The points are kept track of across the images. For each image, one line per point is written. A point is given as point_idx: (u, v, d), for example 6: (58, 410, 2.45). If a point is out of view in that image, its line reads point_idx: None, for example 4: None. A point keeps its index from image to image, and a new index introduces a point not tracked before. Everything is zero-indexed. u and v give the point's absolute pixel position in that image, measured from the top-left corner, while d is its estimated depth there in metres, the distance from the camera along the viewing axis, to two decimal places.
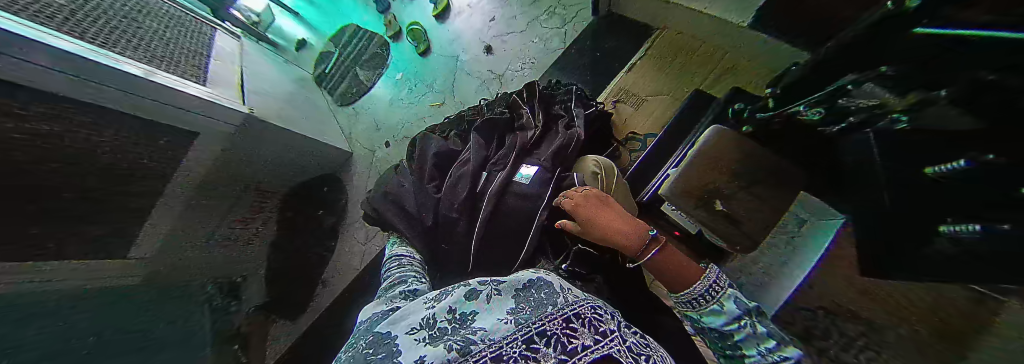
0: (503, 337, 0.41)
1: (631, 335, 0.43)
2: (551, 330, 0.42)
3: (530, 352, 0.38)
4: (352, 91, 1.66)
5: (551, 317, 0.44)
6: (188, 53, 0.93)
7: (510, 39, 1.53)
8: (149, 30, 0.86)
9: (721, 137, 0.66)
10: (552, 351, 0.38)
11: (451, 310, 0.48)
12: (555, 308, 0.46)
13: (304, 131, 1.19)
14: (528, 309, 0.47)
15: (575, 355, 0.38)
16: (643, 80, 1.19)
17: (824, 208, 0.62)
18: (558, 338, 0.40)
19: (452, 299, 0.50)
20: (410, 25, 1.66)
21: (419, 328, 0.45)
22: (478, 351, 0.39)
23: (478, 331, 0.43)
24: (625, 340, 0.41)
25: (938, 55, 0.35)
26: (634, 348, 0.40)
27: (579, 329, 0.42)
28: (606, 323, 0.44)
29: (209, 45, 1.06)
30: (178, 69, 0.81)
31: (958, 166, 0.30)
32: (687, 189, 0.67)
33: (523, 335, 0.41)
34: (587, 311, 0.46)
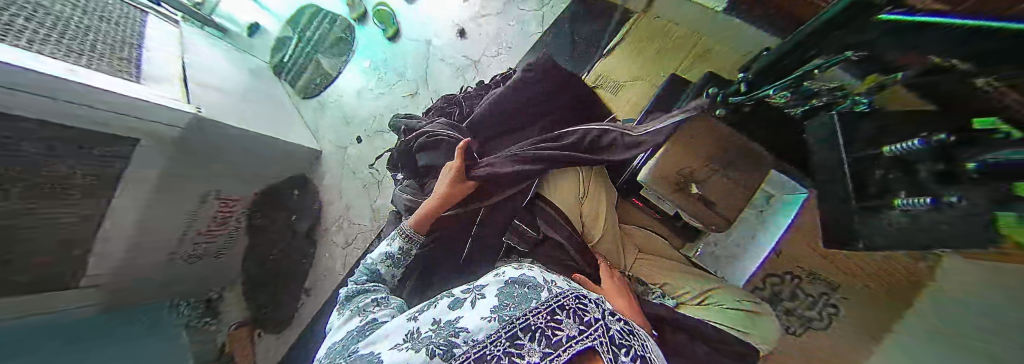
0: (487, 338, 0.37)
1: (616, 319, 0.38)
2: (535, 324, 0.36)
3: (514, 350, 0.34)
4: (317, 84, 1.56)
5: (534, 309, 0.38)
6: (116, 44, 0.85)
7: (485, 22, 1.40)
8: (58, 15, 0.76)
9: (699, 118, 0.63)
10: (537, 345, 0.34)
11: (435, 321, 0.42)
12: (540, 300, 0.40)
13: (259, 129, 1.11)
14: (511, 302, 0.41)
15: (561, 347, 0.33)
16: (620, 65, 1.10)
17: (786, 183, 0.70)
18: (539, 331, 0.35)
19: (435, 311, 0.44)
20: (376, 6, 1.53)
21: (403, 340, 0.41)
22: (461, 354, 0.36)
23: (461, 332, 0.39)
24: (609, 327, 0.36)
25: (956, 42, 0.32)
26: (618, 338, 0.34)
27: (563, 318, 0.36)
28: (591, 304, 0.39)
29: (141, 34, 0.97)
30: (104, 63, 0.74)
31: (913, 145, 0.37)
32: (663, 175, 0.65)
33: (505, 335, 0.36)
34: (574, 299, 0.39)
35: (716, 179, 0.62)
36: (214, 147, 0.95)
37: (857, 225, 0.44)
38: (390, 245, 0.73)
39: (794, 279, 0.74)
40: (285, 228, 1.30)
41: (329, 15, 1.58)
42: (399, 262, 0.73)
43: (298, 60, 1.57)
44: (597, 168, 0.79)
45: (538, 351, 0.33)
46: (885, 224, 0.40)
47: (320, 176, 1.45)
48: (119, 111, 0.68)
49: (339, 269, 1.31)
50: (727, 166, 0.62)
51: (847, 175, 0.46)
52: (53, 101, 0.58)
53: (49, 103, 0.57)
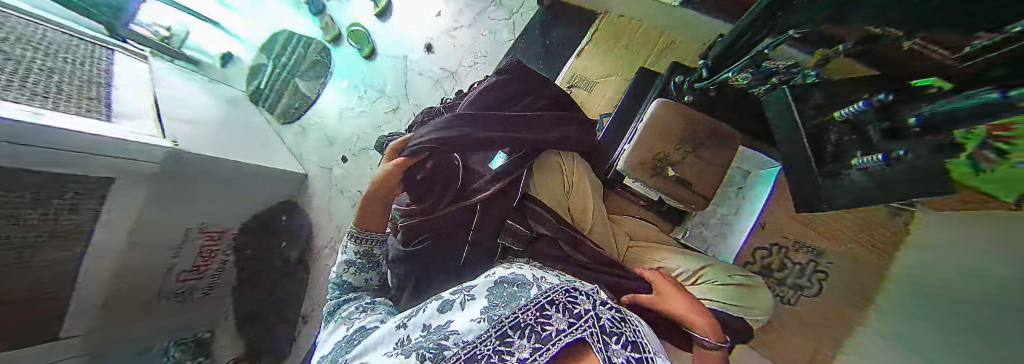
0: (475, 338, 0.36)
1: (607, 309, 0.38)
2: (524, 321, 0.36)
3: (503, 348, 0.33)
4: (296, 108, 1.55)
5: (524, 307, 0.39)
6: (83, 84, 0.83)
7: (459, 34, 1.43)
8: (20, 59, 0.75)
9: (665, 105, 0.66)
10: (527, 342, 0.33)
11: (426, 327, 0.42)
12: (529, 299, 0.41)
13: (242, 157, 1.10)
14: (501, 303, 0.42)
15: (550, 341, 0.32)
16: (594, 63, 1.12)
17: (759, 159, 0.78)
18: (528, 327, 0.35)
19: (424, 316, 0.45)
20: (351, 27, 1.54)
21: (396, 351, 0.40)
22: (452, 355, 0.35)
23: (452, 335, 0.39)
24: (599, 317, 0.36)
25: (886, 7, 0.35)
26: (608, 327, 0.34)
27: (553, 312, 0.36)
28: (581, 297, 0.39)
29: (108, 72, 0.96)
30: (73, 104, 0.73)
31: (857, 108, 0.41)
32: (642, 160, 0.66)
33: (495, 333, 0.35)
34: (564, 294, 0.40)
35: (689, 160, 0.65)
36: (193, 180, 0.93)
37: (824, 188, 0.47)
38: (348, 254, 0.79)
39: (781, 250, 0.74)
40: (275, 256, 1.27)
41: (303, 39, 1.58)
42: (364, 267, 0.80)
43: (275, 84, 1.56)
44: (568, 151, 0.81)
45: (527, 346, 0.33)
46: (851, 184, 0.42)
47: (308, 200, 1.43)
48: (90, 152, 0.66)
49: None
50: (698, 146, 0.65)
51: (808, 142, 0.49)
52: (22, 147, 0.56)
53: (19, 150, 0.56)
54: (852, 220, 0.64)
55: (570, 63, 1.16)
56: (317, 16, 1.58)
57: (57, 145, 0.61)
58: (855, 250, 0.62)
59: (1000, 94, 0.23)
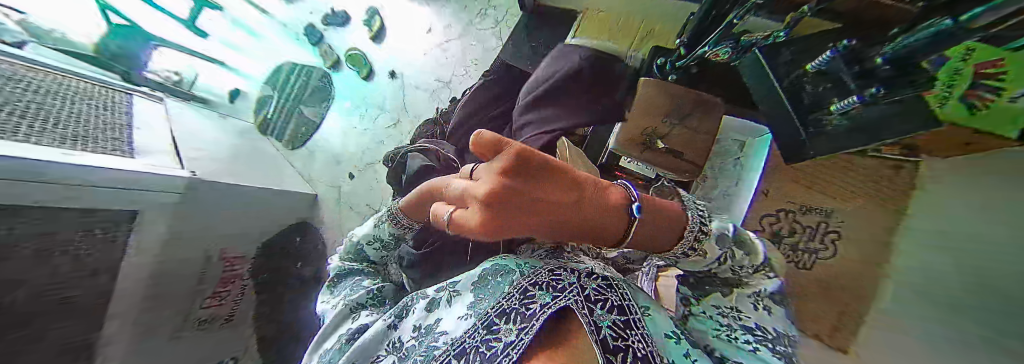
0: (464, 332, 0.40)
1: (592, 279, 0.40)
2: (509, 307, 0.38)
3: (490, 336, 0.36)
4: (301, 133, 1.64)
5: (509, 294, 0.41)
6: (107, 126, 0.92)
7: (450, 46, 1.51)
8: (53, 108, 0.83)
9: (647, 83, 0.70)
10: (511, 325, 0.36)
11: (415, 326, 0.48)
12: (514, 283, 0.42)
13: (243, 180, 1.18)
14: (486, 294, 0.44)
15: (534, 317, 0.35)
16: (579, 57, 1.17)
17: (752, 128, 0.83)
18: (513, 311, 0.37)
19: (416, 315, 0.50)
20: (348, 52, 1.63)
21: (387, 353, 0.48)
22: (441, 354, 0.39)
23: (441, 336, 0.43)
24: (583, 287, 0.37)
25: None
26: (594, 294, 0.36)
27: (537, 292, 0.38)
28: (565, 274, 0.41)
29: (128, 114, 1.05)
30: (100, 145, 0.81)
31: (827, 57, 0.49)
32: (631, 136, 0.69)
33: (482, 324, 0.38)
34: (548, 275, 0.41)
35: (677, 131, 0.68)
36: (202, 207, 1.00)
37: None
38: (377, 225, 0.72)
39: (789, 214, 0.68)
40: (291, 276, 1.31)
41: (304, 68, 1.68)
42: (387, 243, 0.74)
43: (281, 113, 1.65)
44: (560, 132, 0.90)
45: (512, 329, 0.35)
46: None
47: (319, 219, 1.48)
48: (118, 186, 0.76)
49: None
50: (684, 117, 0.68)
51: None
52: (56, 185, 0.64)
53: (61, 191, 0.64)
54: (850, 169, 0.57)
55: (558, 59, 1.21)
56: (316, 45, 1.69)
57: (86, 182, 0.70)
58: (861, 208, 0.51)
59: (952, 19, 0.33)
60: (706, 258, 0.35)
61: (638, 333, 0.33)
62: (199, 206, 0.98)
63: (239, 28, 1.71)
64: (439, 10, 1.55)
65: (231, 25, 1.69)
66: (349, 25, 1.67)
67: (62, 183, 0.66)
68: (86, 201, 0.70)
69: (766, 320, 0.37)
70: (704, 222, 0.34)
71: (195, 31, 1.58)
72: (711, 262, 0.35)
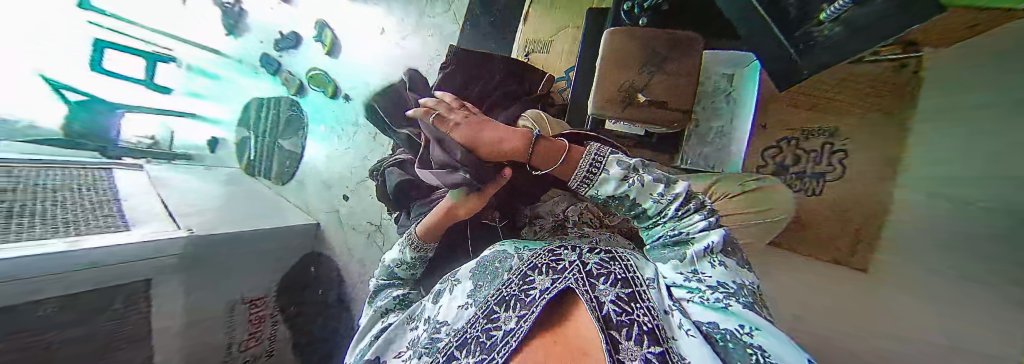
0: (466, 323, 0.39)
1: (595, 254, 0.37)
2: (510, 294, 0.37)
3: (490, 325, 0.35)
4: (287, 167, 1.64)
5: (508, 281, 0.39)
6: (96, 205, 0.96)
7: (408, 42, 1.41)
8: (41, 201, 0.87)
9: (613, 36, 0.64)
10: (512, 313, 0.34)
11: (428, 320, 0.47)
12: (513, 269, 0.41)
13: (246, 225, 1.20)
14: (486, 281, 0.43)
15: (534, 303, 0.33)
16: (542, 24, 1.09)
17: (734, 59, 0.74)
18: (513, 298, 0.36)
19: (428, 311, 0.49)
20: (309, 73, 1.57)
21: (409, 348, 0.46)
22: (445, 347, 0.38)
23: (442, 328, 0.42)
24: (585, 263, 0.35)
25: None
26: (595, 270, 0.33)
27: (537, 276, 0.37)
28: (566, 253, 0.38)
29: (113, 188, 1.09)
30: (95, 225, 0.86)
31: None
32: (608, 96, 0.63)
33: (482, 313, 0.37)
34: (548, 256, 0.39)
35: (657, 78, 0.61)
36: (208, 263, 1.03)
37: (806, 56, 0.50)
38: (400, 252, 0.67)
39: (791, 143, 0.70)
40: (316, 304, 1.37)
41: (270, 101, 1.65)
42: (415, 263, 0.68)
43: (265, 150, 1.66)
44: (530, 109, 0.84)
45: (512, 317, 0.34)
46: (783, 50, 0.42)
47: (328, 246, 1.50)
48: (113, 261, 0.78)
49: None
50: (663, 62, 0.61)
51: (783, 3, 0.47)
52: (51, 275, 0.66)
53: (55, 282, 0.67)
54: (854, 82, 0.60)
55: (521, 30, 1.14)
56: (276, 75, 1.64)
57: (83, 265, 0.72)
58: (868, 117, 0.57)
59: None
60: (612, 173, 0.30)
61: (644, 305, 0.26)
62: (203, 262, 1.01)
63: (195, 75, 1.59)
64: (386, 7, 1.46)
65: (188, 74, 1.57)
66: (302, 45, 1.59)
67: (68, 270, 0.69)
68: (87, 282, 0.73)
69: (724, 274, 0.26)
70: (599, 157, 0.32)
71: (158, 89, 1.51)
72: (624, 184, 0.30)
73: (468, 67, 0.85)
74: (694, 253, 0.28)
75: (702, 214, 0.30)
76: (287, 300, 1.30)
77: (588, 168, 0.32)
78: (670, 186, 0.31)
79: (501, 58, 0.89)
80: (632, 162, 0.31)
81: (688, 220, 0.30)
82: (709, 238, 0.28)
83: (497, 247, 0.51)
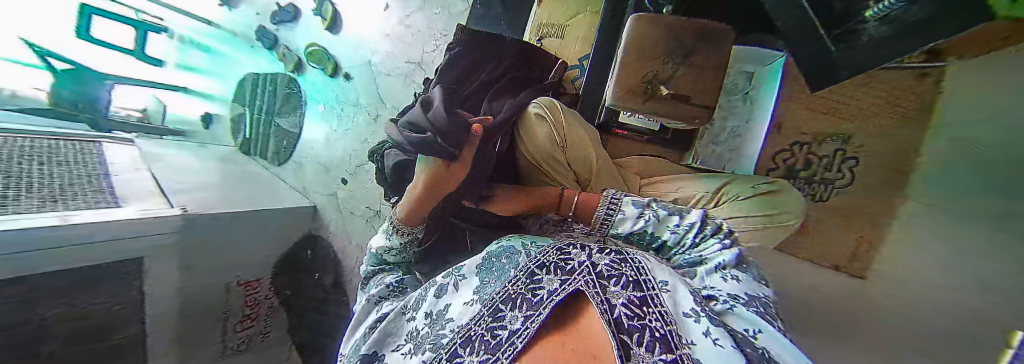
0: (472, 320, 0.36)
1: (605, 254, 0.33)
2: (516, 293, 0.34)
3: (496, 324, 0.32)
4: (285, 147, 1.59)
5: (515, 278, 0.37)
6: (83, 179, 0.93)
7: (413, 20, 1.34)
8: (23, 172, 0.84)
9: (642, 20, 0.60)
10: (518, 312, 0.31)
11: (428, 315, 0.46)
12: (520, 266, 0.39)
13: (241, 205, 1.18)
14: (495, 278, 0.41)
15: (540, 305, 0.30)
16: (556, 7, 1.03)
17: (759, 53, 0.70)
18: (519, 297, 0.33)
19: (427, 304, 0.48)
20: (308, 49, 1.49)
21: (406, 343, 0.46)
22: (448, 344, 0.36)
23: (448, 325, 0.40)
24: (596, 264, 0.31)
25: None
26: (606, 271, 0.29)
27: (544, 275, 0.33)
28: (575, 252, 0.34)
29: (101, 161, 1.05)
30: (80, 200, 0.83)
31: None
32: (629, 87, 0.60)
33: (488, 312, 0.34)
34: (556, 254, 0.36)
35: (683, 71, 0.58)
36: (202, 244, 1.01)
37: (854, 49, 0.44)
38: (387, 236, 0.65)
39: (804, 147, 0.64)
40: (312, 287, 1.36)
41: (268, 77, 1.59)
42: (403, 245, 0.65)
43: (261, 129, 1.61)
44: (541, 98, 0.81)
45: (518, 316, 0.31)
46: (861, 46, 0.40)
47: (326, 230, 1.48)
48: (84, 241, 0.74)
49: None
50: (689, 54, 0.58)
51: None
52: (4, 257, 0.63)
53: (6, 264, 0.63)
54: (873, 86, 0.53)
55: (534, 13, 1.08)
56: (273, 50, 1.57)
57: (47, 246, 0.69)
58: (886, 123, 0.50)
59: None
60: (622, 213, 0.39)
61: (657, 311, 0.24)
62: (196, 242, 0.99)
63: (190, 48, 1.64)
64: None
65: (182, 46, 1.63)
66: (300, 20, 1.51)
67: (30, 250, 0.66)
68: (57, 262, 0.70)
69: (730, 285, 0.27)
70: (616, 199, 0.41)
71: (147, 60, 1.53)
72: (632, 222, 0.39)
73: (477, 51, 0.82)
74: (706, 269, 0.30)
75: (719, 237, 0.33)
76: (283, 283, 1.29)
77: (605, 212, 0.41)
78: (682, 216, 0.37)
79: (515, 42, 0.85)
80: (644, 201, 0.40)
81: (705, 245, 0.34)
82: (720, 257, 0.31)
83: (502, 242, 0.50)
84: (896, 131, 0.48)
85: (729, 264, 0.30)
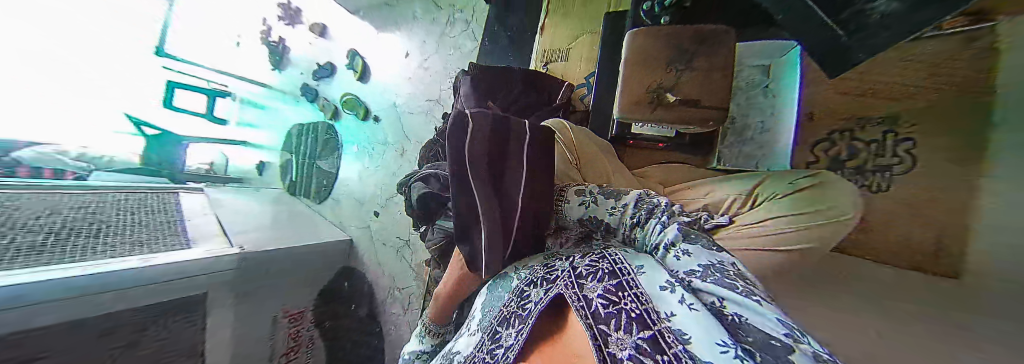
0: (475, 347, 0.40)
1: (585, 257, 0.34)
2: (510, 313, 0.37)
3: (494, 345, 0.36)
4: (324, 185, 1.75)
5: (508, 300, 0.39)
6: (164, 225, 1.09)
7: (430, 62, 1.48)
8: (121, 222, 1.01)
9: (642, 34, 0.63)
10: (510, 330, 0.35)
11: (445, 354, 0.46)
12: (512, 289, 0.41)
13: (285, 240, 1.29)
14: (492, 304, 0.43)
15: (528, 318, 0.33)
16: (559, 34, 1.11)
17: (771, 46, 0.69)
18: (513, 315, 0.36)
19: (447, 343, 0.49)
20: (342, 98, 1.70)
21: None
22: None
23: (455, 352, 0.43)
24: (575, 267, 0.33)
25: None
26: (586, 271, 0.31)
27: (532, 290, 0.36)
28: (559, 263, 0.37)
29: (178, 209, 1.23)
30: (160, 243, 0.97)
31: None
32: (634, 99, 0.61)
33: (487, 336, 0.38)
34: (542, 269, 0.39)
35: (687, 77, 0.58)
36: (253, 277, 1.11)
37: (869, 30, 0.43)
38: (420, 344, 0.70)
39: (845, 134, 0.60)
40: (348, 317, 1.40)
41: (310, 126, 1.81)
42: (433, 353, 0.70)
43: (304, 171, 1.80)
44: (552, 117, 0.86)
45: (511, 334, 0.34)
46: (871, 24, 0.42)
47: (360, 260, 1.55)
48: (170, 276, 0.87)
49: (403, 338, 1.32)
50: (691, 59, 0.59)
51: None
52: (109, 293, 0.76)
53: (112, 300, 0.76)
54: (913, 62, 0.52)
55: (539, 42, 1.16)
56: (314, 102, 1.80)
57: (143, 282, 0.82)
58: (936, 96, 0.48)
59: None
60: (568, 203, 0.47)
61: (632, 291, 0.24)
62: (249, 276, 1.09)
63: (247, 107, 1.93)
64: (410, 33, 1.56)
65: (241, 106, 1.92)
66: (336, 75, 1.74)
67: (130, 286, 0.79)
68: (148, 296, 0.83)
69: (682, 265, 0.23)
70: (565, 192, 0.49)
71: (216, 121, 1.83)
72: (577, 208, 0.45)
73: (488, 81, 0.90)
74: (666, 248, 0.27)
75: (660, 217, 0.31)
76: (323, 314, 1.35)
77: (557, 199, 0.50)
78: (619, 198, 0.40)
79: (521, 69, 0.91)
80: (590, 190, 0.45)
81: (648, 227, 0.32)
82: (667, 234, 0.27)
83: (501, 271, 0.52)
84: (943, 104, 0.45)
85: (676, 240, 0.25)
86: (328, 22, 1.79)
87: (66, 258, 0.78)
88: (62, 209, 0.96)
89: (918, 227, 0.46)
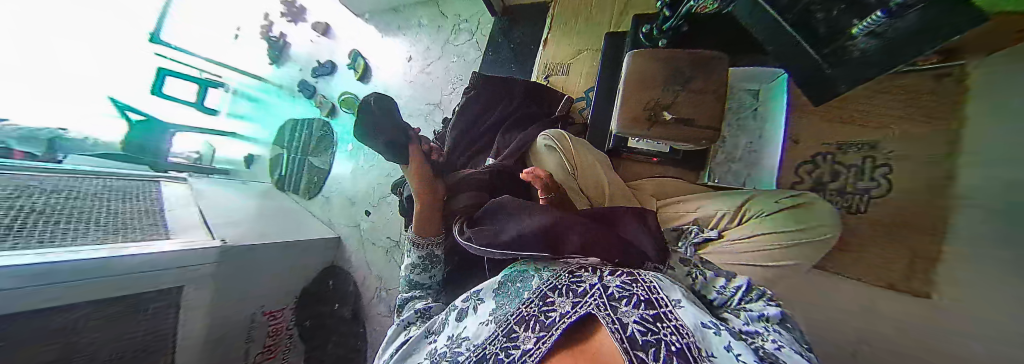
0: (485, 339, 0.37)
1: (616, 277, 0.35)
2: (530, 314, 0.35)
3: (509, 344, 0.33)
4: (315, 183, 1.71)
5: (529, 300, 0.38)
6: (144, 213, 1.05)
7: (434, 67, 1.50)
8: (96, 209, 0.96)
9: (639, 57, 0.67)
10: (531, 333, 0.32)
11: (448, 337, 0.45)
12: (534, 289, 0.40)
13: (270, 237, 1.25)
14: (507, 299, 0.42)
15: (553, 326, 0.30)
16: (562, 48, 1.15)
17: (754, 73, 0.76)
18: (533, 319, 0.34)
19: (450, 327, 0.47)
20: (342, 96, 1.68)
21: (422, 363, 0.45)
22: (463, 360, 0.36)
23: (464, 342, 0.40)
24: (606, 287, 0.33)
25: None
26: (617, 292, 0.32)
27: (557, 298, 0.35)
28: (586, 276, 0.38)
29: (160, 198, 1.18)
30: (138, 233, 0.93)
31: None
32: (633, 115, 0.63)
33: (502, 331, 0.35)
34: (568, 278, 0.39)
35: (683, 98, 0.61)
36: (234, 274, 1.06)
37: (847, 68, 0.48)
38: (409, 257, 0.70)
39: (827, 157, 0.63)
40: (331, 319, 1.36)
41: (306, 122, 1.78)
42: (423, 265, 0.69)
43: (295, 167, 1.76)
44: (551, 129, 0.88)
45: (531, 337, 0.31)
46: (853, 57, 0.45)
47: (347, 261, 1.52)
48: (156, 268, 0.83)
49: None
50: (686, 81, 0.62)
51: (821, 16, 0.46)
52: (99, 279, 0.72)
53: (98, 287, 0.72)
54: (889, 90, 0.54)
55: (541, 54, 1.19)
56: (311, 99, 1.78)
57: (129, 270, 0.78)
58: (906, 126, 0.50)
59: None
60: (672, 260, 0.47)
61: (670, 326, 0.26)
62: (229, 273, 1.04)
63: (240, 99, 1.92)
64: (414, 38, 1.58)
65: (234, 97, 1.91)
66: (337, 73, 1.73)
67: (123, 274, 0.77)
68: (133, 286, 0.79)
69: (780, 335, 0.28)
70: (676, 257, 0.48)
71: (205, 110, 1.78)
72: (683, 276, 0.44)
73: (489, 90, 0.93)
74: (751, 314, 0.32)
75: (765, 300, 0.35)
76: (305, 315, 1.30)
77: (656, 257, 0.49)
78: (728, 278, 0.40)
79: (522, 80, 0.94)
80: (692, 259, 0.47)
81: (753, 302, 0.35)
82: (764, 308, 0.32)
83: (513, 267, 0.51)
84: (905, 131, 0.49)
85: (773, 317, 0.31)
86: (332, 22, 1.79)
87: (43, 243, 0.73)
88: (31, 192, 0.90)
89: (888, 243, 0.46)
